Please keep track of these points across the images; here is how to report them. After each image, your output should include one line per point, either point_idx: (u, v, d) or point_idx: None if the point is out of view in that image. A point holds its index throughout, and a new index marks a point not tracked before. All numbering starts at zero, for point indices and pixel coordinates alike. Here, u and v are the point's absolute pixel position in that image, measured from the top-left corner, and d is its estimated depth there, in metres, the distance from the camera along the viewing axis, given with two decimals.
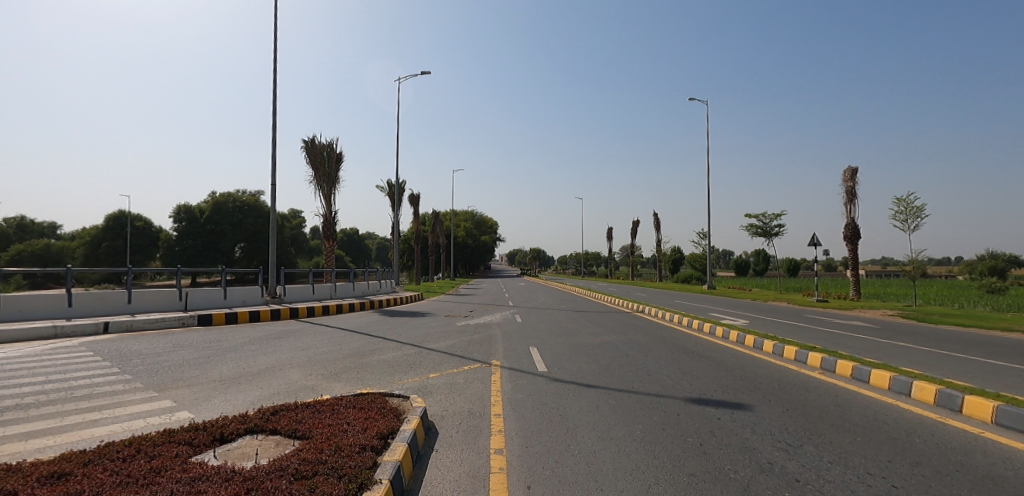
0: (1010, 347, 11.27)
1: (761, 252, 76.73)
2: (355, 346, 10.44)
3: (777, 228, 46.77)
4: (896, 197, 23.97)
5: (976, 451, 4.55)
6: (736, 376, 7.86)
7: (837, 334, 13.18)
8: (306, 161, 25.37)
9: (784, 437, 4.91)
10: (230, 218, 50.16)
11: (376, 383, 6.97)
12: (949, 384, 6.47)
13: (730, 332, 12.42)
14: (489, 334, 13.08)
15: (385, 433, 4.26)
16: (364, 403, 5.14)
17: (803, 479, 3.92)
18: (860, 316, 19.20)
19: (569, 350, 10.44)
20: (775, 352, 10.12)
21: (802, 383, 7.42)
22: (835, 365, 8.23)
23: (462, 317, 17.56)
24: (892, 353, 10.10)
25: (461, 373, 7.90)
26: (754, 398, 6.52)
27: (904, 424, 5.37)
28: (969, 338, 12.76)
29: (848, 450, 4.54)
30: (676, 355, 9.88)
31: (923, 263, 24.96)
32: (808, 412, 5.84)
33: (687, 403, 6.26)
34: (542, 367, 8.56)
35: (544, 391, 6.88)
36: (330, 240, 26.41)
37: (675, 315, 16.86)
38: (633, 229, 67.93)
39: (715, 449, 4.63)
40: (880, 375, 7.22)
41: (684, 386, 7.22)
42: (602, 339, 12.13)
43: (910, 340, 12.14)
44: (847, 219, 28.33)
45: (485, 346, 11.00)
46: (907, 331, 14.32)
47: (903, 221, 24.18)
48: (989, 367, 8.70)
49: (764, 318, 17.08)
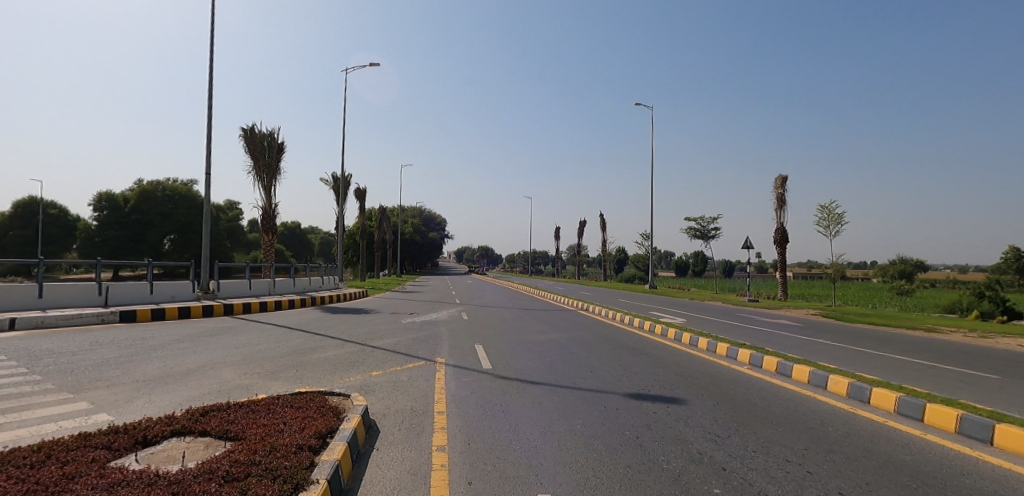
0: (914, 344, 12.35)
1: (699, 254, 79.97)
2: (294, 344, 10.09)
3: (715, 230, 49.48)
4: (821, 205, 25.69)
5: (880, 438, 4.98)
6: (672, 372, 8.17)
7: (765, 332, 13.98)
8: (245, 150, 24.20)
9: (713, 429, 5.18)
10: (158, 207, 47.29)
11: (316, 381, 6.81)
12: (860, 377, 7.03)
13: (668, 329, 12.91)
14: (435, 331, 12.96)
15: (325, 432, 4.18)
16: (302, 402, 5.00)
17: (729, 468, 4.15)
18: (787, 315, 20.47)
19: (514, 347, 10.50)
20: (709, 349, 10.64)
21: (732, 378, 7.82)
22: (762, 361, 8.74)
23: (408, 313, 17.37)
24: (812, 349, 10.85)
25: (405, 371, 7.82)
26: (690, 393, 6.81)
27: (822, 415, 5.78)
28: (879, 336, 13.86)
29: (770, 440, 4.84)
30: (617, 352, 10.19)
31: (843, 265, 26.82)
32: (735, 404, 6.20)
33: (626, 398, 6.47)
34: (486, 364, 8.62)
35: (488, 388, 6.90)
36: (269, 233, 25.35)
37: (617, 312, 17.41)
38: (580, 229, 69.24)
39: (650, 441, 4.83)
40: (801, 369, 7.71)
41: (624, 381, 7.45)
42: (547, 337, 12.30)
43: (830, 338, 13.05)
44: (776, 224, 30.04)
45: (430, 343, 10.89)
46: (828, 329, 15.40)
47: (826, 226, 25.87)
48: (893, 362, 9.53)
49: (699, 317, 17.92)
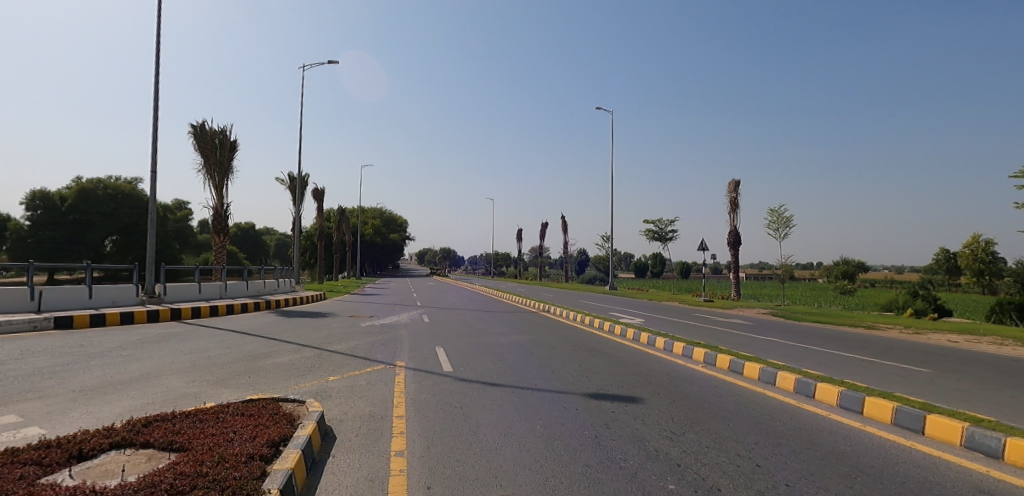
0: (857, 341, 13.01)
1: (658, 255, 81.94)
2: (247, 350, 9.74)
3: (672, 233, 50.79)
4: (771, 208, 26.74)
5: (823, 430, 5.22)
6: (631, 372, 8.33)
7: (720, 331, 14.44)
8: (194, 148, 23.23)
9: (669, 426, 5.31)
10: (99, 207, 44.82)
11: (269, 388, 6.58)
12: (806, 373, 7.35)
13: (627, 329, 13.15)
14: (396, 334, 12.77)
15: (277, 440, 4.04)
16: (254, 410, 4.82)
17: (684, 463, 4.26)
18: (740, 314, 21.19)
19: (475, 350, 10.47)
20: (666, 348, 10.91)
21: (687, 376, 8.04)
22: (715, 359, 9.03)
23: (367, 317, 17.07)
24: (763, 347, 11.29)
25: (363, 375, 7.67)
26: (646, 391, 6.96)
27: (770, 410, 6.02)
28: (824, 334, 14.53)
29: (722, 435, 5.00)
30: (578, 353, 10.30)
31: (792, 266, 27.98)
32: (690, 402, 6.38)
33: (585, 398, 6.56)
34: (447, 367, 8.56)
35: (449, 391, 6.85)
36: (221, 235, 24.38)
37: (578, 314, 17.61)
38: (542, 231, 69.77)
39: (609, 440, 4.90)
40: (752, 367, 8.00)
41: (584, 382, 7.54)
42: (508, 338, 12.32)
43: (779, 336, 13.61)
44: (730, 227, 31.08)
45: (390, 347, 10.73)
46: (778, 328, 16.03)
47: (775, 229, 26.97)
48: (836, 358, 10.01)
49: (657, 317, 18.34)
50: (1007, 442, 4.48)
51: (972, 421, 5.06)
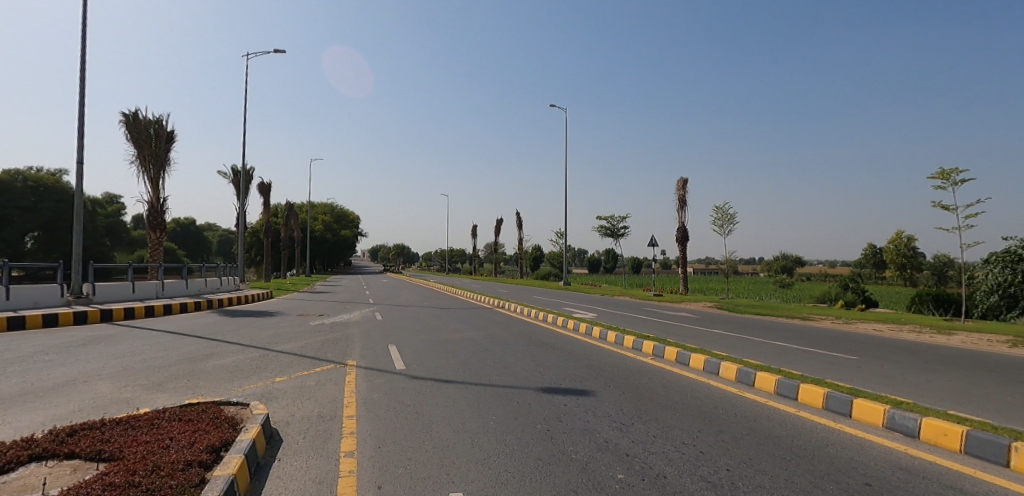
0: (795, 332, 13.72)
1: (610, 251, 83.62)
2: (186, 352, 9.27)
3: (623, 229, 51.91)
4: (716, 206, 27.78)
5: (762, 417, 5.48)
6: (583, 366, 8.47)
7: (668, 324, 14.89)
8: (127, 138, 21.87)
9: (619, 418, 5.44)
10: (19, 200, 41.55)
11: (211, 391, 6.30)
12: (747, 363, 7.69)
13: (580, 324, 13.37)
14: (346, 333, 12.49)
15: (219, 445, 3.88)
16: (193, 415, 4.60)
17: (632, 453, 4.38)
18: (687, 308, 21.93)
19: (429, 347, 10.37)
20: (617, 342, 11.15)
21: (637, 368, 8.25)
22: (664, 351, 9.30)
23: (317, 315, 16.60)
24: (709, 339, 11.72)
25: (312, 375, 7.46)
26: (598, 384, 7.10)
27: (714, 399, 6.27)
28: (764, 325, 15.25)
29: (669, 425, 5.16)
30: (531, 348, 10.37)
31: (735, 261, 29.17)
32: (639, 393, 6.56)
33: (538, 392, 6.62)
34: (400, 365, 8.44)
35: (401, 389, 6.75)
36: (157, 231, 23.10)
37: (532, 309, 17.74)
38: (496, 227, 69.82)
39: (560, 433, 4.97)
40: (697, 358, 8.30)
41: (537, 376, 7.61)
42: (462, 335, 12.27)
43: (724, 328, 14.16)
44: (678, 223, 32.07)
45: (340, 345, 10.48)
46: (723, 320, 16.69)
47: (720, 225, 28.04)
48: (776, 348, 10.52)
49: (609, 312, 18.72)
50: (923, 422, 4.85)
51: (893, 403, 5.44)
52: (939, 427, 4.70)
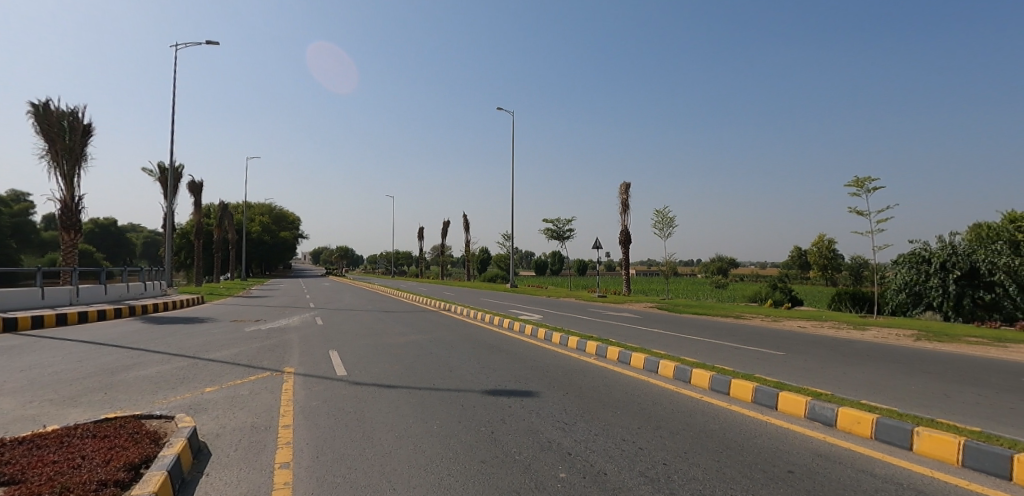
0: (729, 330, 14.40)
1: (556, 254, 84.79)
2: (104, 362, 8.62)
3: (569, 232, 52.76)
4: (657, 209, 28.75)
5: (697, 412, 5.72)
6: (528, 367, 8.53)
7: (611, 325, 15.25)
8: (36, 131, 20.12)
9: (562, 417, 5.51)
10: None
11: (132, 404, 5.88)
12: (684, 361, 8.00)
13: (526, 326, 13.45)
14: (285, 338, 12.00)
15: (138, 462, 3.61)
16: (110, 430, 4.27)
17: (573, 452, 4.45)
18: (630, 308, 22.57)
19: (372, 351, 10.13)
20: (562, 342, 11.30)
21: (581, 369, 8.39)
22: (606, 351, 9.52)
23: (252, 320, 15.86)
24: (649, 338, 12.10)
25: (246, 384, 7.11)
26: (542, 385, 7.17)
27: (653, 396, 6.47)
28: (702, 324, 15.93)
29: (610, 423, 5.28)
30: (477, 350, 10.35)
31: (675, 263, 30.29)
32: (581, 393, 6.68)
33: (483, 395, 6.61)
34: (341, 371, 8.19)
35: (342, 396, 6.55)
36: (72, 232, 21.38)
37: (478, 311, 17.70)
38: (443, 229, 69.23)
39: (504, 435, 4.98)
40: (638, 356, 8.54)
41: (482, 379, 7.60)
42: (407, 339, 12.07)
43: (665, 328, 14.66)
44: (622, 226, 32.95)
45: (278, 352, 10.05)
46: (663, 320, 17.28)
47: (660, 229, 29.05)
48: (712, 346, 11.00)
49: (554, 313, 18.97)
50: (840, 411, 5.20)
51: (814, 395, 5.81)
52: (853, 416, 5.06)
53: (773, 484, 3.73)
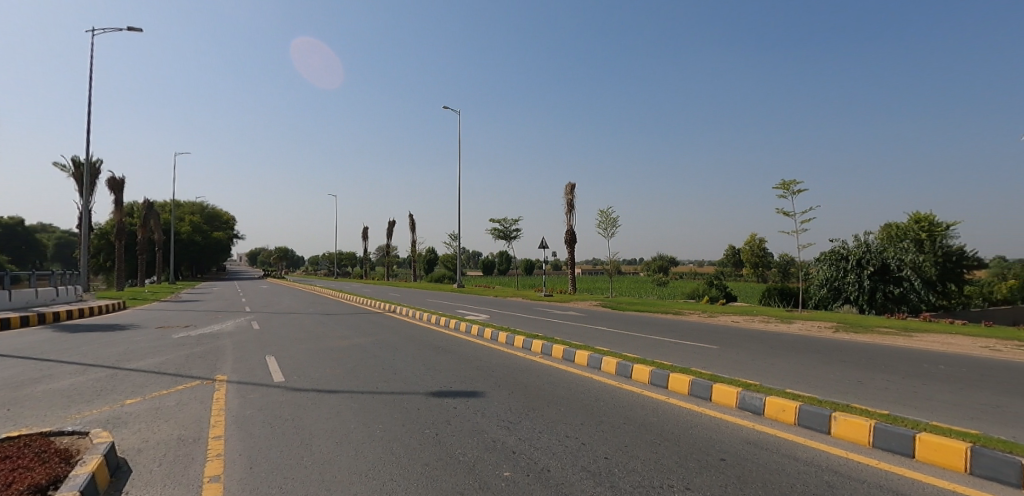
0: (669, 326, 14.92)
1: (504, 254, 85.04)
2: (8, 376, 7.85)
3: (516, 232, 53.00)
4: (601, 210, 29.39)
5: (637, 405, 5.89)
6: (474, 367, 8.50)
7: (556, 323, 15.46)
8: None
9: (507, 416, 5.53)
10: None
11: (40, 421, 5.39)
12: (626, 357, 8.22)
13: (472, 326, 13.40)
14: (217, 345, 11.39)
15: (45, 484, 3.33)
16: (13, 450, 3.90)
17: (518, 450, 4.47)
18: (575, 307, 22.99)
19: (312, 356, 9.78)
20: (507, 342, 11.33)
21: (527, 367, 8.45)
22: (551, 349, 9.63)
23: (181, 326, 14.94)
24: (594, 336, 12.34)
25: (172, 395, 6.69)
26: (487, 385, 7.17)
27: (596, 392, 6.61)
28: (643, 321, 16.43)
29: (554, 420, 5.35)
30: (423, 352, 10.20)
31: (619, 262, 31.07)
32: (526, 391, 6.73)
33: (428, 397, 6.53)
34: (278, 377, 7.86)
35: (278, 403, 6.28)
36: None
37: (424, 312, 17.48)
38: (388, 229, 67.86)
39: (449, 436, 4.94)
40: (582, 354, 8.71)
41: (427, 380, 7.51)
42: (349, 342, 11.75)
43: (609, 325, 15.01)
44: (567, 226, 33.47)
45: (208, 359, 9.52)
46: (607, 318, 17.70)
47: (603, 229, 29.75)
48: (653, 342, 11.37)
49: (501, 313, 19.01)
50: (767, 400, 5.50)
51: (744, 386, 6.12)
52: (778, 404, 5.37)
53: (707, 472, 3.90)
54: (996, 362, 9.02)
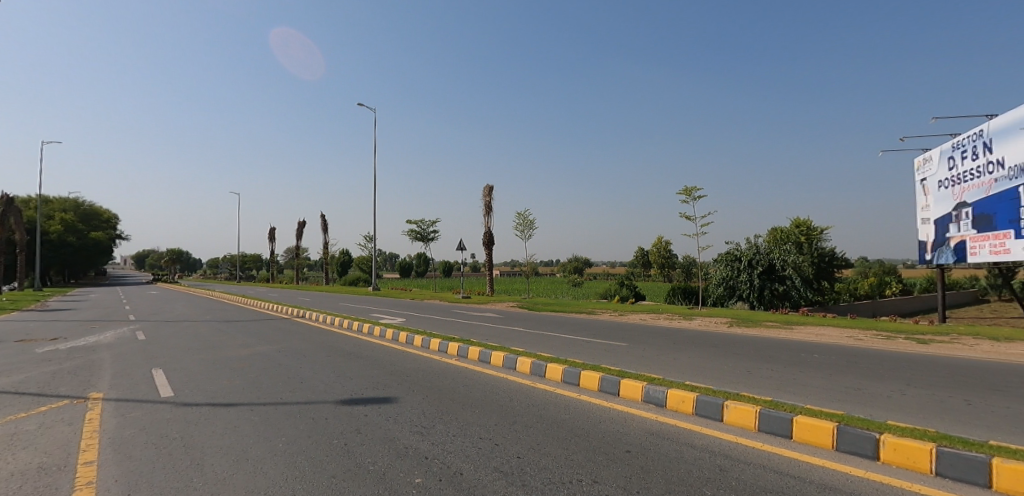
0: (582, 325, 15.42)
1: (422, 255, 83.71)
2: None
3: (434, 234, 52.37)
4: (519, 212, 29.78)
5: (549, 404, 6.02)
6: (387, 373, 8.25)
7: (473, 325, 15.44)
8: None
9: (420, 421, 5.43)
10: None
11: None
12: (540, 356, 8.36)
13: (386, 331, 13.03)
14: (92, 358, 10.19)
15: None
16: None
17: (431, 456, 4.39)
18: (492, 308, 23.12)
19: (207, 367, 9.04)
20: (423, 345, 11.13)
21: (442, 370, 8.34)
22: (467, 351, 9.59)
23: (49, 339, 13.24)
24: (510, 337, 12.47)
25: (34, 418, 5.89)
26: (401, 390, 7.00)
27: (510, 392, 6.67)
28: (559, 321, 16.85)
29: (468, 422, 5.33)
30: (332, 359, 9.77)
31: (535, 263, 31.65)
32: (441, 395, 6.65)
33: (337, 405, 6.25)
34: (165, 392, 7.17)
35: (166, 420, 5.73)
36: None
37: (334, 317, 16.76)
38: (298, 230, 64.42)
39: (358, 446, 4.75)
40: (498, 355, 8.75)
41: (336, 388, 7.19)
42: (251, 350, 10.98)
43: (525, 326, 15.23)
44: (485, 228, 33.58)
45: (81, 375, 8.48)
46: (524, 318, 17.98)
47: (521, 231, 30.18)
48: (566, 341, 11.67)
49: (417, 315, 18.70)
50: (668, 393, 5.83)
51: (649, 380, 6.45)
52: (679, 395, 5.71)
53: (613, 464, 4.06)
54: (862, 350, 10.20)
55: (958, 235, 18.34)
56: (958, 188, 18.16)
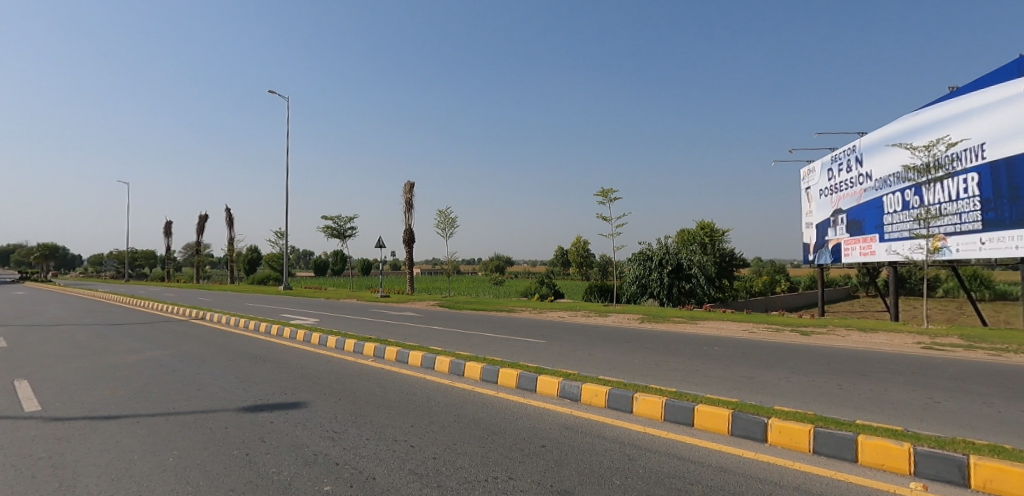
0: (502, 323, 15.55)
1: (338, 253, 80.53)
2: None
3: (351, 231, 50.51)
4: (439, 210, 29.41)
5: (467, 402, 6.02)
6: (297, 376, 7.85)
7: (391, 325, 15.07)
8: None
9: (331, 426, 5.22)
10: None
11: None
12: (458, 355, 8.33)
13: (296, 332, 12.40)
14: None
15: None
16: None
17: (342, 461, 4.23)
18: (412, 307, 22.70)
19: (86, 376, 8.12)
20: (337, 346, 10.70)
21: (356, 372, 8.07)
22: (384, 352, 9.34)
23: None
24: (429, 336, 12.31)
25: None
26: (311, 394, 6.69)
27: (428, 392, 6.58)
28: (479, 319, 16.88)
29: (382, 425, 5.20)
30: (236, 363, 9.14)
31: (456, 262, 31.47)
32: (355, 397, 6.42)
33: (239, 413, 5.85)
34: (32, 406, 6.35)
35: (32, 438, 5.08)
36: None
37: (239, 318, 15.68)
38: (200, 225, 59.56)
39: (261, 455, 4.48)
40: (416, 355, 8.60)
41: (239, 395, 6.74)
42: (140, 356, 10.00)
43: (444, 324, 15.10)
44: (405, 225, 32.88)
45: None
46: (444, 317, 17.81)
47: (442, 229, 29.88)
48: (486, 340, 11.71)
49: (331, 315, 17.96)
50: (582, 387, 6.03)
51: (565, 375, 6.63)
52: (592, 390, 5.92)
53: (527, 460, 4.13)
54: (755, 343, 11.12)
55: (834, 238, 20.49)
56: (835, 196, 20.35)
